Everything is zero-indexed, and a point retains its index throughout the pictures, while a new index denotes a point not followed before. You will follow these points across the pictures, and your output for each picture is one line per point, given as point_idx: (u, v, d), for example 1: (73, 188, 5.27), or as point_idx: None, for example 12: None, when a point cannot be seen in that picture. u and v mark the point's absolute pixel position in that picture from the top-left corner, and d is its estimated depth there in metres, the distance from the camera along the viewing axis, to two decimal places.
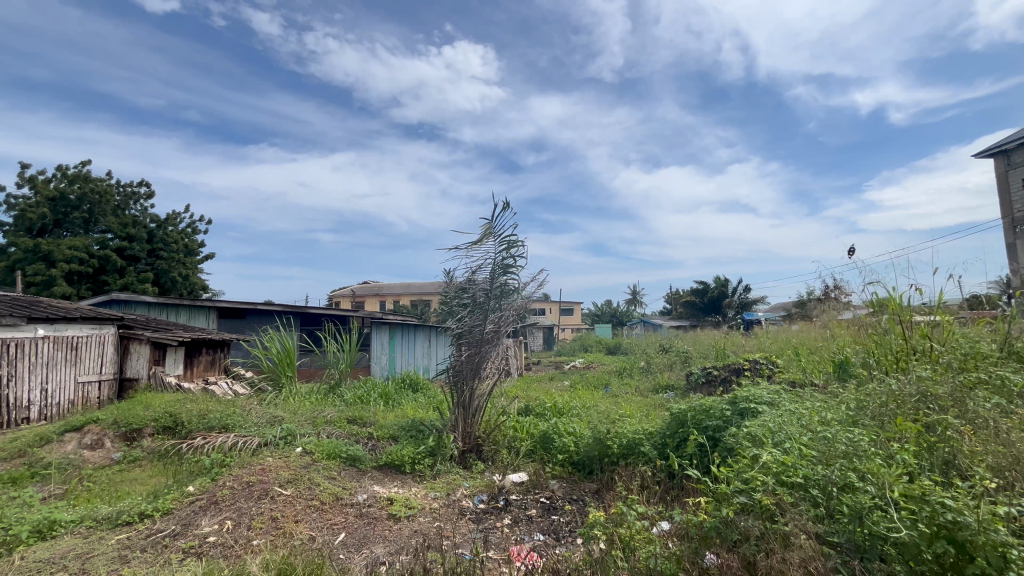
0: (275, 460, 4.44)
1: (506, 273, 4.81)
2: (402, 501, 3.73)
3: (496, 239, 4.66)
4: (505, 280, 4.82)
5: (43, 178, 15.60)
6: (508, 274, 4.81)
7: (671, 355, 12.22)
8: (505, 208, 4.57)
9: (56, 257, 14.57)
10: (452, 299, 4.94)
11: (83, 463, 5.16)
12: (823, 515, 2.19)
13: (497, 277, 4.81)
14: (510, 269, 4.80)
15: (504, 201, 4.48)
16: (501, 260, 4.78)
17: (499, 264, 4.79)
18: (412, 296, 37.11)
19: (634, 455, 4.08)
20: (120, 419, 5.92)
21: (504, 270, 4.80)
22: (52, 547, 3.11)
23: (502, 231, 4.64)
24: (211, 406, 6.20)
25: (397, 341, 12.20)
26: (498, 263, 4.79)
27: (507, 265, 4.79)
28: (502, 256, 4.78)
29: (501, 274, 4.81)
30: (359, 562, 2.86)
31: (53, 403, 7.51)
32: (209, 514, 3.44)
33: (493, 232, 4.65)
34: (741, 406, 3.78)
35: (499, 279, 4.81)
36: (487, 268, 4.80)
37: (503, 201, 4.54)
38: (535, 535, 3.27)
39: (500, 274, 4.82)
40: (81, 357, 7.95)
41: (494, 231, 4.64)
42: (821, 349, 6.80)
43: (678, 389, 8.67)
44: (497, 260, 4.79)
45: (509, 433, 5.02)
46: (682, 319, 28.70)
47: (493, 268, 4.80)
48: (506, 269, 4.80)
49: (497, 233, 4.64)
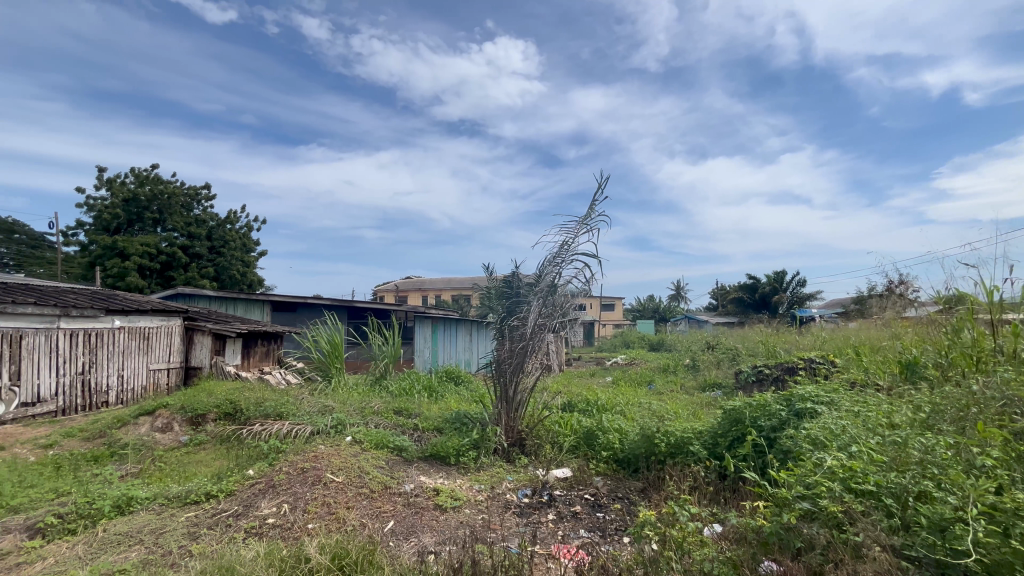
0: (327, 447, 4.60)
1: (570, 263, 4.80)
2: (448, 492, 3.79)
3: (580, 223, 4.59)
4: (567, 268, 4.80)
5: (119, 181, 16.86)
6: (571, 261, 4.79)
7: (718, 353, 11.82)
8: (601, 192, 4.53)
9: (130, 253, 15.80)
10: (515, 274, 4.88)
11: (154, 445, 5.52)
12: (897, 526, 2.03)
13: (560, 262, 4.79)
14: (574, 257, 4.78)
15: (605, 185, 4.42)
16: (572, 246, 4.76)
17: (568, 249, 4.76)
18: (455, 292, 37.57)
19: (682, 454, 3.97)
20: (186, 405, 6.33)
21: (570, 255, 4.78)
22: (131, 522, 3.36)
23: (588, 221, 4.58)
24: (267, 394, 6.55)
25: (440, 334, 12.43)
26: (567, 248, 4.77)
27: (575, 252, 4.75)
28: (576, 242, 4.73)
29: (566, 261, 4.78)
30: (408, 550, 2.92)
31: (128, 388, 8.12)
32: (267, 497, 3.61)
33: (581, 220, 4.58)
34: (801, 406, 3.61)
35: (562, 267, 4.78)
36: (559, 250, 4.77)
37: (604, 187, 4.48)
38: (580, 531, 3.24)
39: (563, 262, 4.79)
40: (152, 346, 8.57)
41: (585, 215, 4.57)
42: (884, 347, 6.42)
43: (727, 389, 8.39)
44: (568, 246, 4.77)
45: (552, 428, 5.01)
46: (729, 316, 27.78)
47: (562, 251, 4.77)
48: (572, 257, 4.79)
49: (585, 219, 4.58)
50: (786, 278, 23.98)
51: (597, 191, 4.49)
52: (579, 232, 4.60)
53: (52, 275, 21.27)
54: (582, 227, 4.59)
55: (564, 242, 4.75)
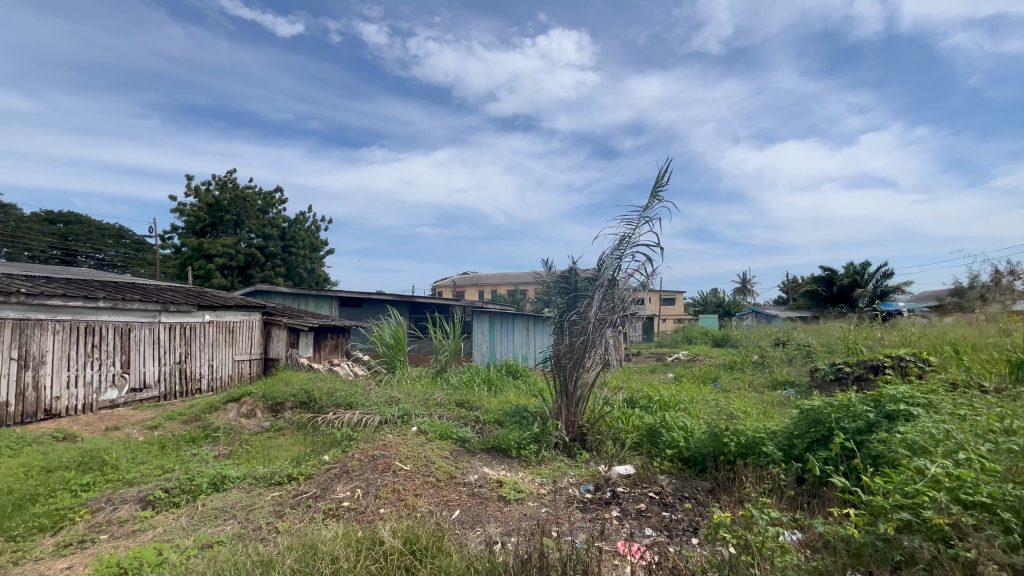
0: (395, 436, 4.79)
1: (631, 256, 4.69)
2: (511, 484, 3.84)
3: (641, 214, 4.46)
4: (627, 261, 4.69)
5: (204, 187, 18.39)
6: (632, 254, 4.68)
7: (790, 349, 11.11)
8: (664, 180, 4.37)
9: (214, 253, 17.24)
10: (574, 269, 4.84)
11: (241, 429, 6.00)
12: (1017, 544, 1.81)
13: (620, 256, 4.69)
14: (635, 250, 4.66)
15: (668, 173, 4.25)
16: (633, 238, 4.64)
17: (629, 241, 4.65)
18: (511, 287, 37.84)
19: (754, 455, 3.78)
20: (267, 394, 6.84)
21: (631, 249, 4.66)
22: (225, 498, 3.69)
23: (649, 212, 4.44)
24: (338, 384, 6.94)
25: (498, 329, 12.58)
26: (628, 241, 4.66)
27: (635, 244, 4.63)
28: (637, 234, 4.61)
29: (626, 254, 4.67)
30: (475, 538, 2.99)
31: (217, 377, 8.90)
32: (343, 481, 3.82)
33: (643, 211, 4.45)
34: (892, 408, 3.31)
35: (622, 260, 4.69)
36: (619, 243, 4.66)
37: (668, 174, 4.32)
38: (646, 530, 3.17)
39: (623, 256, 4.68)
40: (236, 339, 9.31)
41: (646, 205, 4.45)
42: (989, 345, 5.76)
43: (801, 388, 7.88)
44: (629, 238, 4.65)
45: (613, 424, 4.93)
46: (802, 310, 26.04)
47: (623, 243, 4.66)
48: (633, 250, 4.67)
49: (647, 210, 4.45)
50: (867, 269, 22.07)
51: (661, 179, 4.33)
52: (640, 223, 4.47)
53: (152, 275, 23.68)
54: (644, 217, 4.46)
55: (625, 235, 4.64)
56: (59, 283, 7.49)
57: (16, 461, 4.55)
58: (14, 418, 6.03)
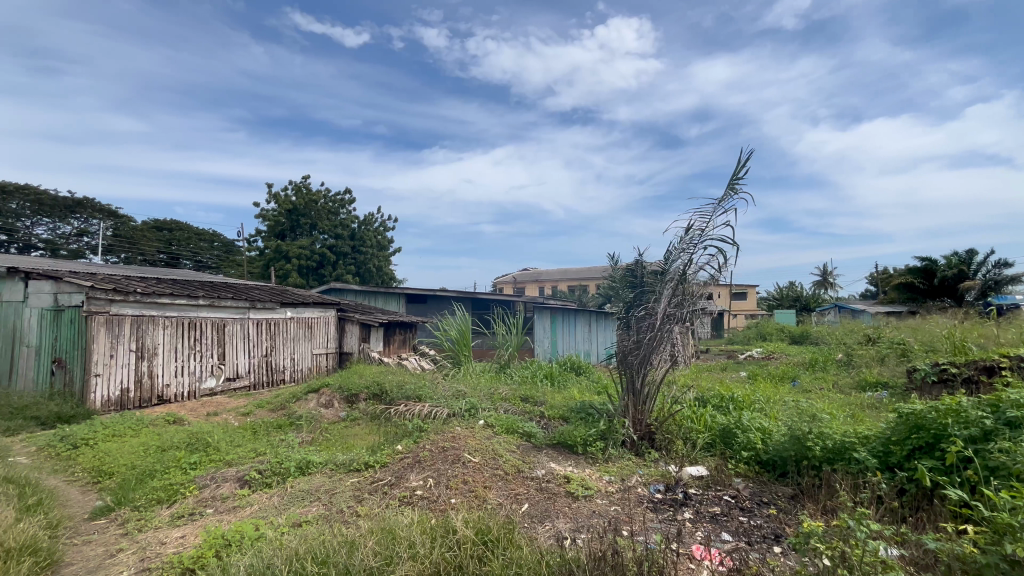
0: (463, 429, 4.91)
1: (703, 249, 4.48)
2: (579, 481, 3.81)
3: (716, 205, 4.24)
4: (698, 254, 4.49)
5: (283, 193, 19.78)
6: (704, 247, 4.48)
7: (881, 347, 10.12)
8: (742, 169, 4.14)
9: (292, 254, 18.54)
10: (640, 262, 4.70)
11: (321, 418, 6.43)
12: None
13: (691, 249, 4.50)
14: (707, 242, 4.46)
15: (747, 161, 4.02)
16: (706, 230, 4.43)
17: (701, 233, 4.44)
18: (571, 283, 37.58)
19: (843, 461, 3.49)
20: (343, 386, 7.25)
21: (702, 241, 4.46)
22: (310, 481, 3.97)
23: (725, 202, 4.22)
24: (407, 378, 7.24)
25: (559, 324, 12.53)
26: (700, 233, 4.45)
27: (708, 236, 4.43)
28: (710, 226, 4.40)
29: (698, 247, 4.47)
30: (544, 532, 3.00)
31: (298, 369, 9.56)
32: (415, 471, 3.97)
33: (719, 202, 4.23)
34: (1016, 414, 2.93)
35: (693, 253, 4.49)
36: (690, 235, 4.47)
37: (747, 162, 4.08)
38: (723, 534, 3.03)
39: (695, 248, 4.48)
40: (314, 333, 9.96)
41: (722, 195, 4.22)
42: None
43: (895, 390, 7.17)
44: (702, 230, 4.45)
45: (684, 424, 4.74)
46: (893, 305, 23.72)
47: (695, 235, 4.46)
48: (704, 243, 4.47)
49: (723, 201, 4.23)
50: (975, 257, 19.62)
51: (741, 167, 4.09)
52: (715, 215, 4.26)
53: (241, 275, 25.93)
54: (719, 208, 4.24)
55: (697, 227, 4.45)
56: (166, 283, 8.36)
57: (137, 440, 5.17)
58: (133, 402, 6.86)
